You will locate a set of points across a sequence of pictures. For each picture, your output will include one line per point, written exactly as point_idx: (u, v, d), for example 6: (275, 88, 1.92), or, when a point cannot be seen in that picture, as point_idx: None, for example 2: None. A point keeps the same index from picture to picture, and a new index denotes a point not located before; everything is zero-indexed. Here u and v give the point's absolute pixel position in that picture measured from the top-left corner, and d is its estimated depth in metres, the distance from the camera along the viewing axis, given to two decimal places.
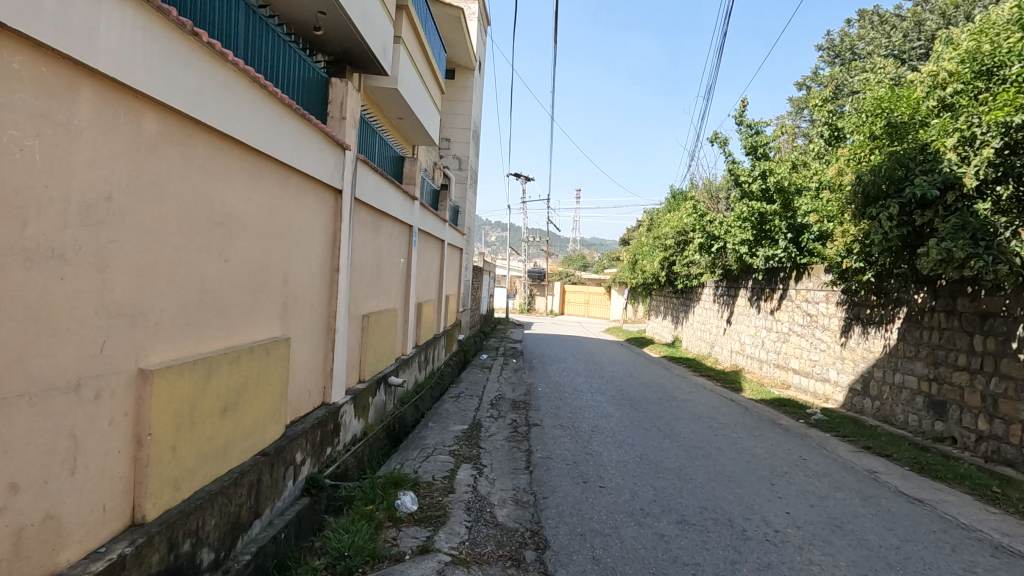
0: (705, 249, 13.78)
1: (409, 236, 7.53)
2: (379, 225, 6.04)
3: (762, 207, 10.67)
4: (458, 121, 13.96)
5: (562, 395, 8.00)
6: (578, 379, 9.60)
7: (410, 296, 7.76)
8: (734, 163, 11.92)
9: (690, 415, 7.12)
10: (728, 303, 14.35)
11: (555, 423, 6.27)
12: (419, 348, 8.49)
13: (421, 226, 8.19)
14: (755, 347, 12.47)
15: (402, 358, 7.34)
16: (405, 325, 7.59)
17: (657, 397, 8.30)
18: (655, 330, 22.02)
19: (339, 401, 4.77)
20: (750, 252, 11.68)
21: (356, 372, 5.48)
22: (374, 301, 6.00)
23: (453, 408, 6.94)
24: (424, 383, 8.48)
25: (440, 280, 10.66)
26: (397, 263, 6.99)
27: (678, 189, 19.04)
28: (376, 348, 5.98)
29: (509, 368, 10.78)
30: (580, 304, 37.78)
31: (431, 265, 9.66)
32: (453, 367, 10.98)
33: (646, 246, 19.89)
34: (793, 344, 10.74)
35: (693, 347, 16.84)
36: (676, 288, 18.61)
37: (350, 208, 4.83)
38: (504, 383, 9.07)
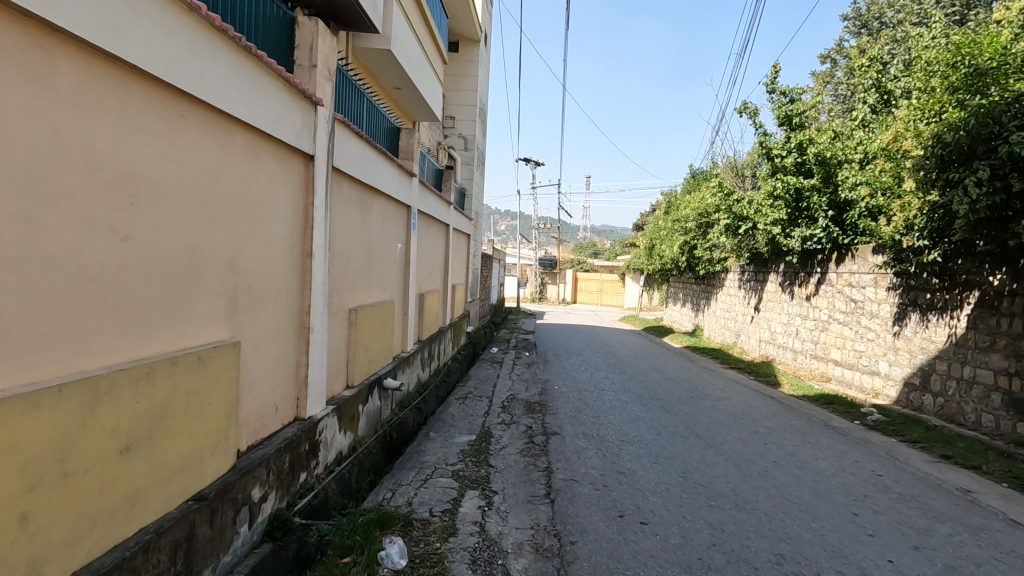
0: (731, 231, 12.78)
1: (407, 218, 6.66)
2: (368, 203, 5.18)
3: (800, 182, 9.64)
4: (462, 97, 13.01)
5: (581, 395, 7.11)
6: (598, 375, 8.70)
7: (410, 287, 6.90)
8: (764, 135, 10.88)
9: (730, 418, 6.22)
10: (756, 289, 13.34)
11: (576, 430, 5.39)
12: (422, 343, 7.65)
13: (422, 207, 7.32)
14: (789, 337, 11.48)
15: (401, 356, 6.50)
16: (404, 319, 6.75)
17: (688, 395, 7.39)
18: (674, 319, 21.05)
19: (318, 414, 3.94)
20: (784, 233, 10.69)
21: (342, 376, 4.65)
22: (364, 292, 5.16)
23: (459, 412, 6.09)
24: (428, 382, 7.64)
25: (445, 267, 9.78)
26: (392, 249, 6.12)
27: (698, 169, 17.91)
28: (367, 347, 5.14)
29: (521, 363, 9.92)
30: (594, 292, 36.77)
31: (435, 252, 8.81)
32: (461, 361, 10.12)
33: (664, 230, 18.83)
34: (835, 333, 9.76)
35: (716, 337, 15.88)
36: (697, 274, 17.59)
37: (326, 179, 3.96)
38: (516, 380, 8.19)
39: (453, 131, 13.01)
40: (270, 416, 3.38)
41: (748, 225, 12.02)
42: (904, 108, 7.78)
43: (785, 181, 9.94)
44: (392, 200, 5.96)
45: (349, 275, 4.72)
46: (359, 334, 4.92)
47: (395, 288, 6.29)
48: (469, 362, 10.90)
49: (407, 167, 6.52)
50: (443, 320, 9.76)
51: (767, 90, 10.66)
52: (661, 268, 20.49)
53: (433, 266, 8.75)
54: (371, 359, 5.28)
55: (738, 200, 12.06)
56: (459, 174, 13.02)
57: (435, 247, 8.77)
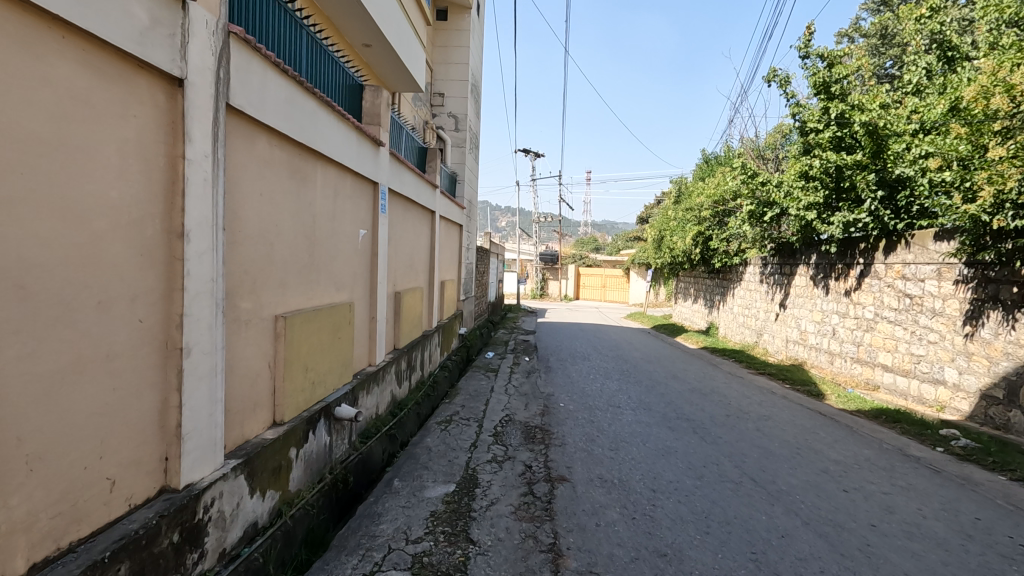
0: (755, 219, 11.43)
1: (373, 198, 5.32)
2: (307, 172, 3.83)
3: (844, 159, 8.29)
4: (452, 71, 11.61)
5: (592, 417, 5.75)
6: (611, 388, 7.34)
7: (381, 285, 5.57)
8: (797, 107, 9.49)
9: (783, 447, 4.89)
10: (782, 283, 11.97)
11: (589, 474, 4.04)
12: (399, 352, 6.31)
13: (395, 185, 5.96)
14: (823, 339, 10.12)
15: (367, 371, 5.17)
16: (371, 326, 5.41)
17: (723, 414, 6.04)
18: (684, 316, 19.70)
19: (204, 478, 2.60)
20: (821, 218, 9.35)
21: (263, 412, 3.33)
22: (301, 294, 3.81)
23: (437, 444, 4.76)
24: (406, 400, 6.30)
25: (431, 261, 8.45)
26: (351, 236, 4.77)
27: (712, 154, 16.47)
28: (305, 367, 3.79)
29: (520, 371, 8.58)
30: (597, 287, 35.44)
31: (417, 243, 7.45)
32: (452, 371, 8.80)
33: (673, 221, 17.46)
34: (884, 334, 8.41)
35: (734, 336, 14.54)
36: (712, 268, 16.21)
37: (214, 122, 2.60)
38: (513, 395, 6.85)
39: (442, 111, 11.61)
40: (91, 503, 2.04)
41: (775, 212, 10.66)
42: (986, 62, 6.40)
43: (825, 158, 8.59)
44: (348, 172, 4.61)
45: (272, 268, 3.37)
46: (290, 351, 3.57)
47: (355, 286, 4.95)
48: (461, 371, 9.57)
49: (372, 133, 5.16)
50: (428, 323, 8.43)
51: (801, 55, 9.27)
52: (670, 261, 19.11)
53: (415, 258, 7.39)
54: (315, 381, 3.94)
55: (764, 184, 10.69)
56: (449, 159, 11.63)
57: (416, 237, 7.42)
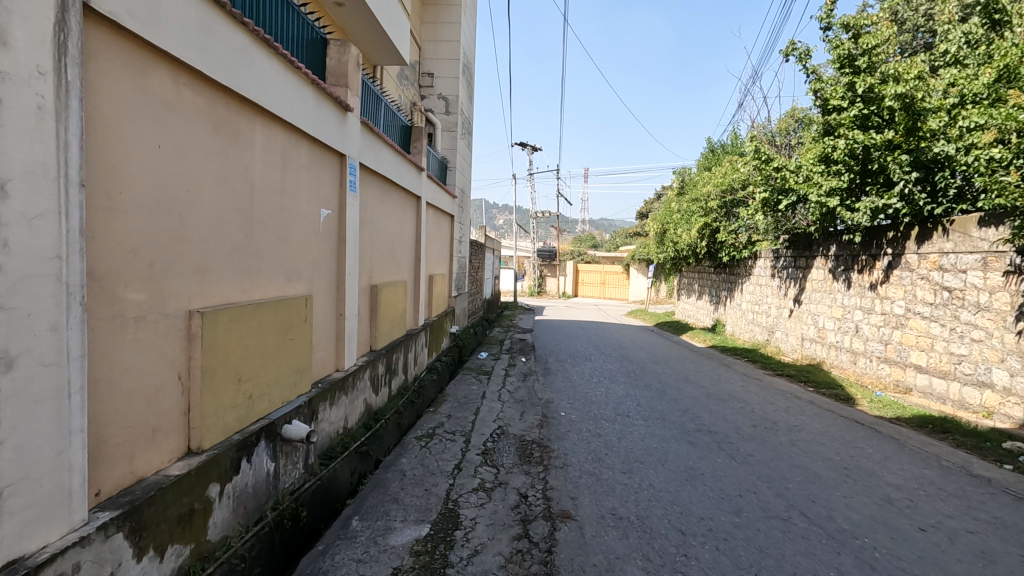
0: (768, 207, 10.64)
1: (338, 173, 4.50)
2: (239, 128, 3.00)
3: (872, 138, 7.52)
4: (442, 50, 10.76)
5: (598, 428, 4.95)
6: (617, 392, 6.53)
7: (351, 275, 4.75)
8: (818, 83, 8.70)
9: (829, 467, 4.07)
10: (797, 277, 11.19)
11: (599, 509, 3.23)
12: (376, 354, 5.51)
13: (369, 161, 5.14)
14: (845, 337, 9.34)
15: (331, 378, 4.36)
16: (338, 323, 4.60)
17: (748, 425, 5.23)
18: (688, 312, 18.92)
19: (47, 547, 1.78)
20: (844, 205, 8.57)
21: (172, 439, 2.52)
22: (232, 283, 2.99)
23: (414, 467, 3.94)
24: (384, 410, 5.49)
25: (417, 252, 7.63)
26: (308, 215, 3.95)
27: (717, 143, 15.66)
28: (239, 377, 2.97)
29: (515, 373, 7.77)
30: (596, 284, 34.63)
31: (398, 231, 6.63)
32: (440, 375, 8.00)
33: (677, 213, 16.66)
34: (916, 332, 7.63)
35: (742, 334, 13.78)
36: (719, 262, 15.43)
37: (56, 27, 1.77)
38: (507, 402, 6.03)
39: (431, 92, 10.79)
40: None
41: (791, 199, 9.87)
42: None
43: (850, 137, 7.80)
44: (301, 137, 3.78)
45: (182, 249, 2.55)
46: (214, 357, 2.75)
47: (315, 277, 4.12)
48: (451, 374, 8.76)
49: (336, 95, 4.32)
50: (413, 322, 7.62)
51: (822, 25, 8.47)
52: (674, 256, 18.32)
53: (397, 247, 6.58)
54: (254, 394, 3.13)
55: (779, 170, 9.89)
56: (439, 145, 10.80)
57: (398, 224, 6.61)
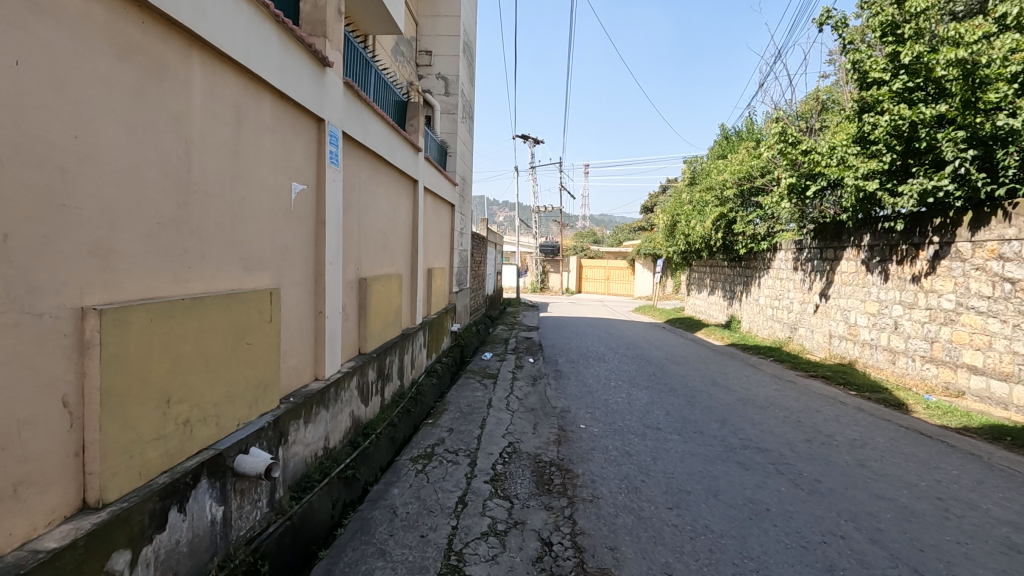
0: (794, 194, 9.86)
1: (314, 142, 3.72)
2: (167, 63, 2.22)
3: (920, 113, 6.84)
4: (440, 26, 9.95)
5: (628, 446, 4.19)
6: (640, 399, 5.76)
7: (332, 265, 3.98)
8: (857, 54, 7.90)
9: (921, 499, 3.29)
10: (824, 270, 10.40)
11: (648, 566, 2.47)
12: (366, 359, 4.74)
13: (355, 131, 4.36)
14: (882, 334, 8.57)
15: (307, 391, 3.59)
16: (316, 323, 3.84)
17: (802, 440, 4.46)
18: (699, 308, 18.13)
19: None
20: (885, 188, 7.80)
21: (53, 493, 1.75)
22: (157, 271, 2.22)
23: (407, 502, 3.17)
24: (375, 423, 4.72)
25: (414, 243, 6.85)
26: (273, 190, 3.18)
27: (731, 129, 14.83)
28: (169, 397, 2.20)
29: (524, 377, 7.01)
30: (600, 280, 33.80)
31: (392, 217, 5.85)
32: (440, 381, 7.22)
33: (688, 204, 15.87)
34: (969, 328, 6.86)
35: (761, 330, 13.01)
36: (734, 255, 14.63)
37: None
38: (518, 412, 5.27)
39: (429, 71, 10.00)
40: None
41: (821, 184, 9.09)
42: None
43: (894, 113, 7.13)
44: (262, 89, 3.00)
45: (66, 220, 1.79)
46: (125, 373, 1.98)
47: (283, 267, 3.35)
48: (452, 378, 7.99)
49: (311, 45, 3.53)
50: (409, 320, 6.84)
51: None
52: (684, 249, 17.52)
53: (390, 235, 5.81)
54: (193, 418, 2.36)
55: (810, 153, 9.10)
56: (438, 128, 10.01)
57: (391, 209, 5.83)
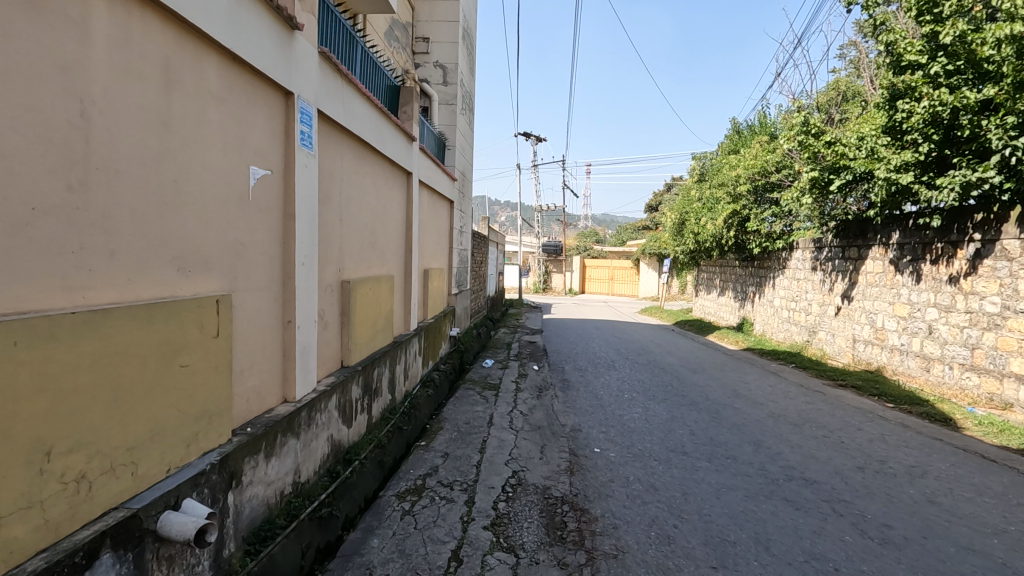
0: (816, 189, 9.27)
1: (281, 120, 3.13)
2: None
3: (963, 99, 6.26)
4: (438, 10, 9.35)
5: (652, 476, 3.60)
6: (660, 416, 5.14)
7: (305, 267, 3.38)
8: (891, 36, 7.30)
9: (1021, 554, 2.68)
10: (846, 270, 9.79)
11: None
12: (350, 373, 4.15)
13: (334, 110, 3.77)
14: (913, 339, 7.96)
15: (272, 417, 2.99)
16: (285, 334, 3.25)
17: (852, 468, 3.85)
18: (708, 310, 17.50)
19: None
20: (920, 181, 7.21)
21: None
22: (35, 277, 1.64)
23: (388, 560, 2.57)
24: (359, 447, 4.13)
25: (409, 241, 6.27)
26: (223, 175, 2.59)
27: (743, 123, 14.21)
28: (48, 449, 1.62)
29: (528, 388, 6.42)
30: (604, 280, 33.19)
31: (381, 211, 5.25)
32: (436, 392, 6.63)
33: (697, 201, 15.26)
34: (1017, 335, 6.24)
35: (775, 334, 12.40)
36: (746, 255, 14.02)
37: None
38: (523, 431, 4.67)
39: (427, 59, 9.42)
40: None
41: (847, 178, 8.48)
42: None
43: (934, 99, 6.55)
44: (206, 47, 2.41)
45: None
46: None
47: (239, 269, 2.76)
48: (450, 388, 7.40)
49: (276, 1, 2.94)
50: (403, 326, 6.26)
51: None
52: (693, 248, 16.90)
53: (380, 232, 5.22)
54: (92, 472, 1.77)
55: (835, 145, 8.50)
56: (436, 120, 9.43)
57: (381, 204, 5.24)
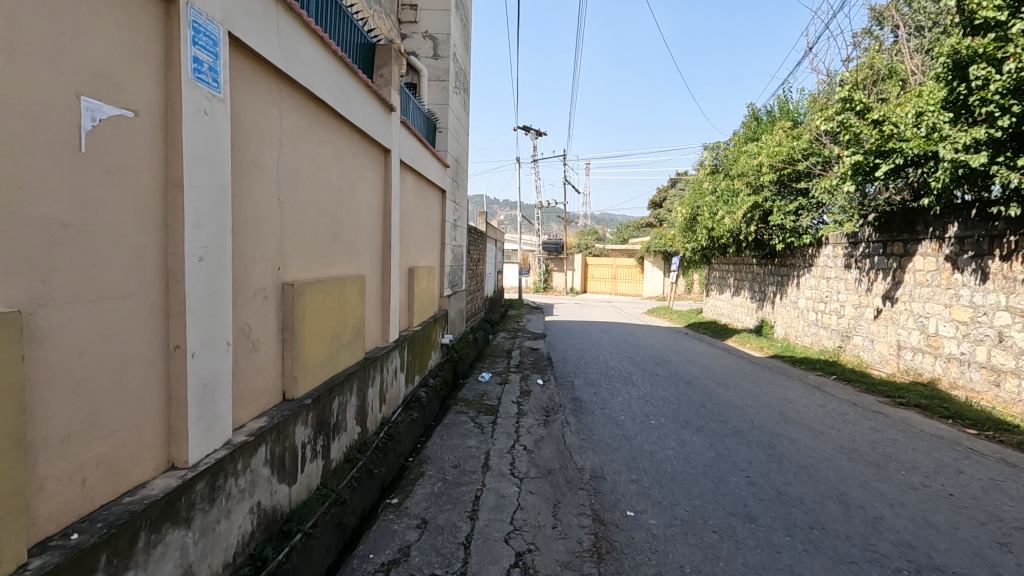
0: (856, 176, 8.17)
1: (152, 36, 2.00)
2: None
3: None
4: None
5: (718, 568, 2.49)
6: (701, 455, 4.03)
7: (208, 265, 2.27)
8: None
9: None
10: (888, 268, 8.70)
11: None
12: (294, 411, 3.03)
13: (260, 42, 2.66)
14: (977, 348, 6.86)
15: (134, 504, 1.88)
16: (169, 366, 2.13)
17: (993, 545, 2.74)
18: (721, 311, 16.40)
19: None
20: (993, 162, 6.12)
21: None
22: None
23: None
24: (306, 512, 3.01)
25: (388, 235, 5.16)
26: (8, 105, 1.48)
27: (761, 109, 13.10)
28: None
29: (533, 411, 5.31)
30: (607, 279, 32.10)
31: (346, 195, 4.13)
32: (419, 420, 5.48)
33: (712, 194, 14.16)
34: None
35: (802, 338, 11.29)
36: (766, 252, 12.91)
37: None
38: (528, 480, 3.57)
39: (415, 30, 8.29)
40: None
41: (896, 162, 7.39)
42: None
43: (1019, 60, 5.46)
44: None
45: None
46: None
47: (54, 269, 1.64)
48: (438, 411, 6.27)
49: None
50: (382, 338, 5.14)
51: None
52: (706, 246, 15.81)
53: (344, 221, 4.11)
54: None
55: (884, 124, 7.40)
56: (426, 99, 8.30)
57: (346, 185, 4.12)
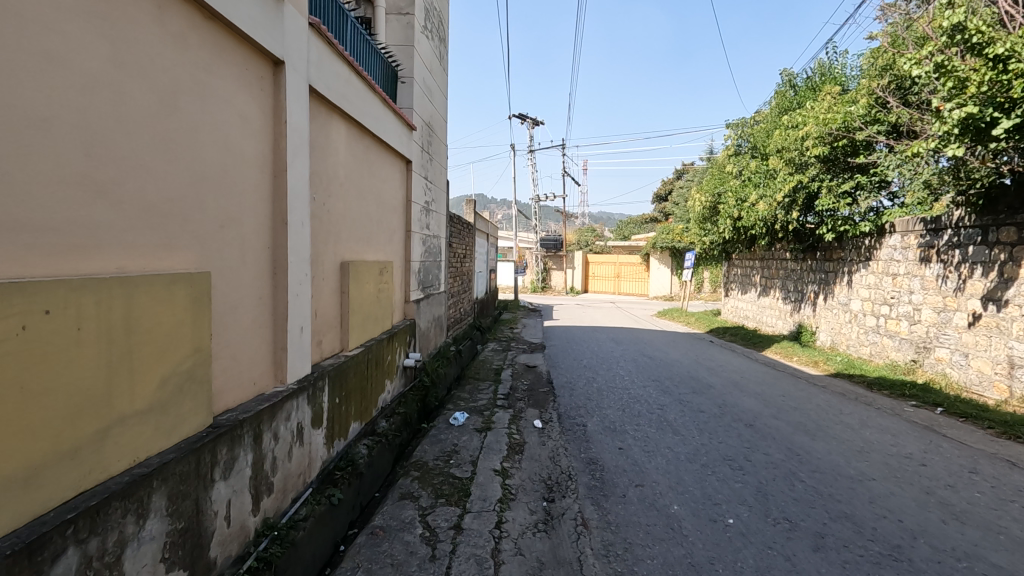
0: (959, 139, 6.13)
1: None
2: None
3: None
4: None
5: None
6: None
7: None
8: None
9: None
10: (990, 261, 6.68)
11: None
12: None
13: None
14: None
15: None
16: None
17: None
18: (745, 313, 14.37)
19: None
20: None
21: None
22: None
23: None
24: None
25: (284, 208, 3.10)
26: None
27: (799, 76, 11.05)
28: None
29: (530, 496, 3.24)
30: (609, 278, 30.09)
31: (145, 111, 2.06)
32: (342, 506, 3.39)
33: (737, 178, 12.15)
34: None
35: (857, 348, 9.26)
36: (807, 244, 10.85)
37: None
38: None
39: None
40: None
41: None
42: None
43: None
44: None
45: None
46: None
47: None
48: (379, 478, 4.18)
49: None
50: (271, 380, 3.07)
51: None
52: (728, 238, 13.80)
53: (136, 164, 2.03)
54: None
55: (1008, 63, 5.33)
56: (385, 39, 6.21)
57: (141, 93, 2.04)
